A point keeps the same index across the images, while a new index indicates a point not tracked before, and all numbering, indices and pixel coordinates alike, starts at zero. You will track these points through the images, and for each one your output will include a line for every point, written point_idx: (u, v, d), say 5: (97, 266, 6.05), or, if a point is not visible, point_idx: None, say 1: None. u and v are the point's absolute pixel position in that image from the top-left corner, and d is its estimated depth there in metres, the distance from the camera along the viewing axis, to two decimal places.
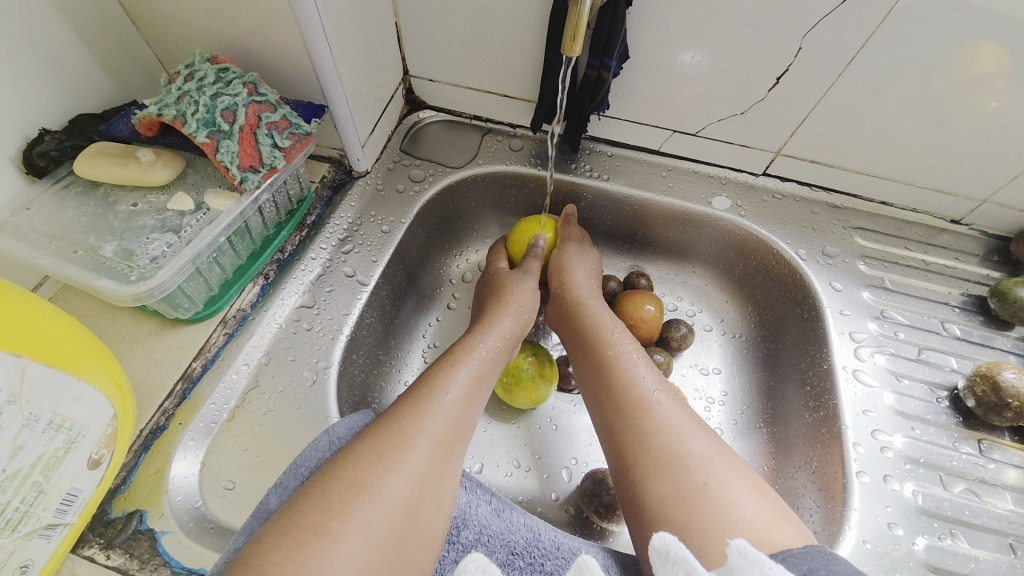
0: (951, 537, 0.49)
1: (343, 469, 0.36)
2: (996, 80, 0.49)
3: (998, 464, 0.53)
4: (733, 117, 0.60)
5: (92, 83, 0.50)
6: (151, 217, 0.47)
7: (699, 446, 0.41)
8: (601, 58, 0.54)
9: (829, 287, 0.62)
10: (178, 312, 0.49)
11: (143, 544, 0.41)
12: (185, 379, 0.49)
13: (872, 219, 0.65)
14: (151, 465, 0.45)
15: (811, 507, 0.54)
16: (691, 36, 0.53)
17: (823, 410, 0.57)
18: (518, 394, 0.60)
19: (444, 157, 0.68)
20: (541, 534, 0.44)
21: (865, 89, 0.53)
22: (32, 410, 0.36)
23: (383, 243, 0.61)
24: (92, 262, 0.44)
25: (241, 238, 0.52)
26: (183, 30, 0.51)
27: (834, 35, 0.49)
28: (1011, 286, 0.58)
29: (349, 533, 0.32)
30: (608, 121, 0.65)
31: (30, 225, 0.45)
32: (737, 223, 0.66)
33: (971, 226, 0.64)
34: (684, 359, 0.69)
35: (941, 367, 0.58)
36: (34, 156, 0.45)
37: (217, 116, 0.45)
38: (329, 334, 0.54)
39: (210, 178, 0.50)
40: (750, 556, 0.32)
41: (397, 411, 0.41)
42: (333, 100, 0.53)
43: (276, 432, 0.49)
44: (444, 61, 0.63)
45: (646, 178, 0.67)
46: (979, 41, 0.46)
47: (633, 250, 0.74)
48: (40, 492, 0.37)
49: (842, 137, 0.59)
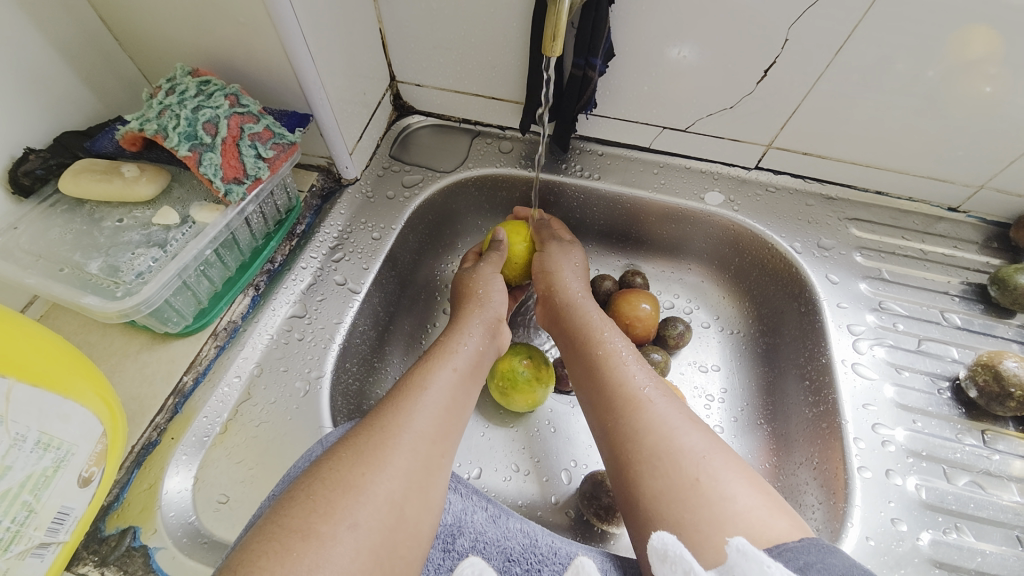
0: (956, 531, 0.48)
1: (327, 470, 0.35)
2: (989, 64, 0.48)
3: (1002, 455, 0.52)
4: (722, 112, 0.60)
5: (75, 99, 0.50)
6: (136, 232, 0.47)
7: (690, 441, 0.40)
8: (586, 57, 0.54)
9: (826, 279, 0.61)
10: (168, 326, 0.49)
11: (136, 561, 0.41)
12: (176, 394, 0.48)
13: (868, 210, 0.65)
14: (145, 481, 0.45)
15: (813, 504, 0.53)
16: (678, 32, 0.53)
17: (822, 405, 0.56)
18: (515, 398, 0.59)
19: (434, 161, 0.68)
20: (539, 540, 0.43)
21: (855, 79, 0.52)
22: (19, 430, 0.35)
23: (374, 250, 0.60)
24: (79, 280, 0.44)
25: (229, 249, 0.52)
26: (165, 45, 0.51)
27: (822, 24, 0.49)
28: (1011, 272, 0.57)
29: (336, 535, 0.32)
30: (596, 119, 0.65)
31: (17, 244, 0.45)
32: (731, 219, 0.65)
33: (969, 213, 0.64)
34: (683, 357, 0.69)
35: (942, 358, 0.57)
36: (20, 175, 0.46)
37: (199, 129, 0.45)
38: (322, 343, 0.54)
39: (195, 191, 0.50)
40: (749, 553, 0.32)
41: (380, 411, 0.40)
42: (317, 108, 0.53)
43: (271, 443, 0.49)
44: (429, 65, 0.63)
45: (637, 176, 0.67)
46: (972, 25, 0.46)
47: (628, 249, 0.74)
48: (30, 511, 0.36)
49: (834, 128, 0.58)
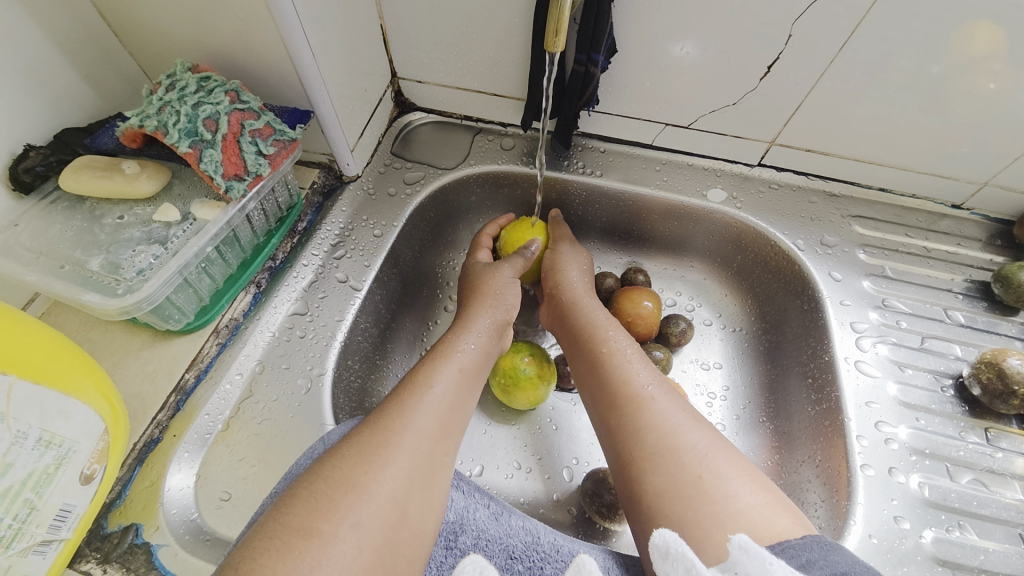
0: (959, 529, 0.48)
1: (330, 468, 0.35)
2: (994, 60, 0.48)
3: (1005, 453, 0.52)
4: (725, 108, 0.59)
5: (75, 95, 0.50)
6: (137, 229, 0.47)
7: (693, 439, 0.40)
8: (588, 53, 0.54)
9: (829, 277, 0.61)
10: (169, 324, 0.49)
11: (139, 558, 0.42)
12: (177, 392, 0.48)
13: (871, 207, 0.64)
14: (147, 479, 0.45)
15: (816, 501, 0.53)
16: (681, 28, 0.52)
17: (825, 403, 0.56)
18: (517, 395, 0.59)
19: (435, 158, 0.67)
20: (541, 537, 0.43)
21: (858, 76, 0.52)
22: (21, 428, 0.35)
23: (375, 247, 0.60)
24: (80, 277, 0.43)
25: (230, 246, 0.52)
26: (165, 41, 0.51)
27: (826, 20, 0.48)
28: (1014, 270, 0.57)
29: (338, 534, 0.32)
30: (598, 116, 0.65)
31: (18, 240, 0.45)
32: (733, 216, 0.65)
33: (973, 210, 0.63)
34: (685, 355, 0.69)
35: (945, 356, 0.57)
36: (20, 172, 0.45)
37: (199, 125, 0.45)
38: (323, 341, 0.54)
39: (196, 188, 0.50)
40: (750, 550, 0.33)
41: (384, 409, 0.40)
42: (318, 105, 0.53)
43: (272, 440, 0.49)
44: (431, 62, 0.63)
45: (640, 173, 0.67)
46: (976, 21, 0.45)
47: (631, 246, 0.74)
48: (32, 508, 0.36)
49: (837, 125, 0.58)
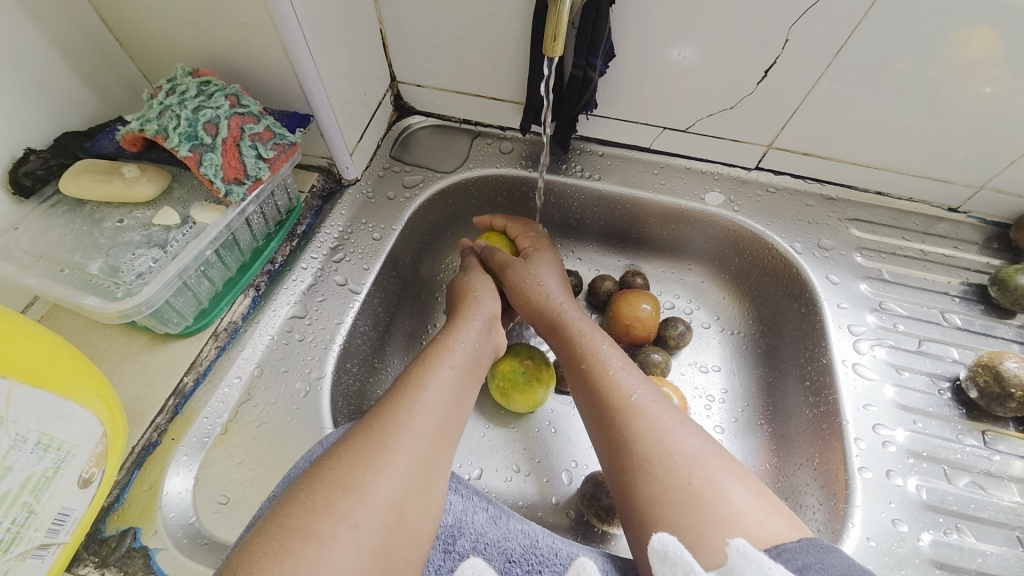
0: (956, 532, 0.48)
1: (328, 470, 0.35)
2: (990, 64, 0.48)
3: (1003, 456, 0.52)
4: (723, 112, 0.60)
5: (76, 99, 0.50)
6: (137, 233, 0.47)
7: (685, 444, 0.40)
8: (586, 58, 0.54)
9: (827, 279, 0.61)
10: (169, 327, 0.49)
11: (137, 562, 0.41)
12: (176, 395, 0.48)
13: (868, 211, 0.65)
14: (145, 482, 0.45)
15: (813, 505, 0.53)
16: (679, 33, 0.53)
17: (823, 406, 0.56)
18: (515, 398, 0.59)
19: (434, 162, 0.68)
20: (539, 541, 0.43)
21: (855, 80, 0.53)
22: (20, 431, 0.35)
23: (373, 251, 0.60)
24: (80, 280, 0.43)
25: (229, 250, 0.52)
26: (166, 45, 0.51)
27: (823, 25, 0.49)
28: (1011, 273, 0.57)
29: (336, 536, 0.32)
30: (597, 120, 0.65)
31: (18, 244, 0.45)
32: (731, 219, 0.65)
33: (969, 214, 0.64)
34: (683, 358, 0.69)
35: (943, 359, 0.57)
36: (20, 175, 0.46)
37: (199, 130, 0.45)
38: (322, 344, 0.54)
39: (196, 192, 0.50)
40: (750, 554, 0.32)
41: (380, 411, 0.40)
42: (317, 109, 0.53)
43: (271, 443, 0.49)
44: (430, 66, 0.63)
45: (638, 176, 0.67)
46: (972, 26, 0.46)
47: (629, 249, 0.74)
48: (31, 512, 0.36)
49: (834, 129, 0.58)
